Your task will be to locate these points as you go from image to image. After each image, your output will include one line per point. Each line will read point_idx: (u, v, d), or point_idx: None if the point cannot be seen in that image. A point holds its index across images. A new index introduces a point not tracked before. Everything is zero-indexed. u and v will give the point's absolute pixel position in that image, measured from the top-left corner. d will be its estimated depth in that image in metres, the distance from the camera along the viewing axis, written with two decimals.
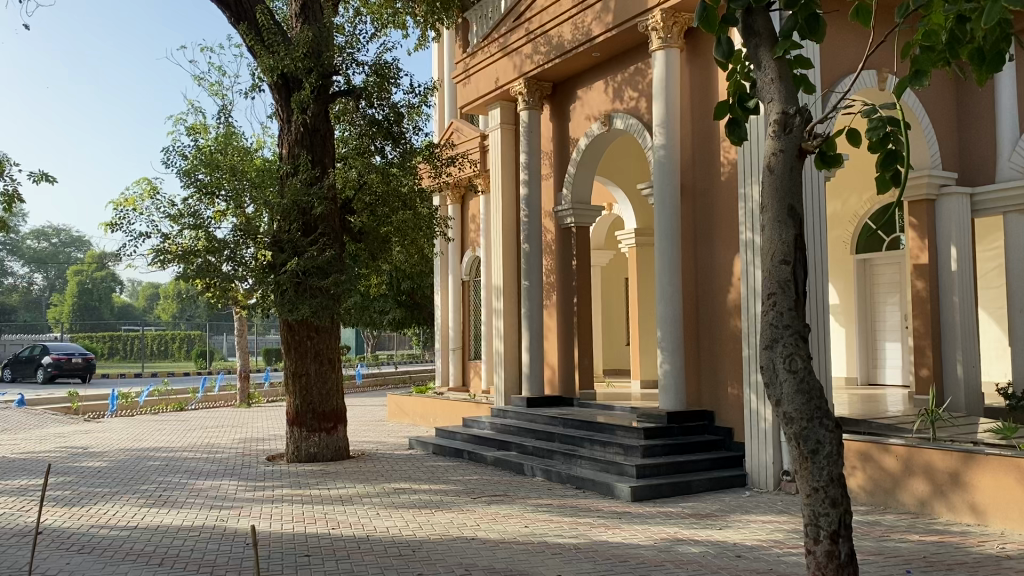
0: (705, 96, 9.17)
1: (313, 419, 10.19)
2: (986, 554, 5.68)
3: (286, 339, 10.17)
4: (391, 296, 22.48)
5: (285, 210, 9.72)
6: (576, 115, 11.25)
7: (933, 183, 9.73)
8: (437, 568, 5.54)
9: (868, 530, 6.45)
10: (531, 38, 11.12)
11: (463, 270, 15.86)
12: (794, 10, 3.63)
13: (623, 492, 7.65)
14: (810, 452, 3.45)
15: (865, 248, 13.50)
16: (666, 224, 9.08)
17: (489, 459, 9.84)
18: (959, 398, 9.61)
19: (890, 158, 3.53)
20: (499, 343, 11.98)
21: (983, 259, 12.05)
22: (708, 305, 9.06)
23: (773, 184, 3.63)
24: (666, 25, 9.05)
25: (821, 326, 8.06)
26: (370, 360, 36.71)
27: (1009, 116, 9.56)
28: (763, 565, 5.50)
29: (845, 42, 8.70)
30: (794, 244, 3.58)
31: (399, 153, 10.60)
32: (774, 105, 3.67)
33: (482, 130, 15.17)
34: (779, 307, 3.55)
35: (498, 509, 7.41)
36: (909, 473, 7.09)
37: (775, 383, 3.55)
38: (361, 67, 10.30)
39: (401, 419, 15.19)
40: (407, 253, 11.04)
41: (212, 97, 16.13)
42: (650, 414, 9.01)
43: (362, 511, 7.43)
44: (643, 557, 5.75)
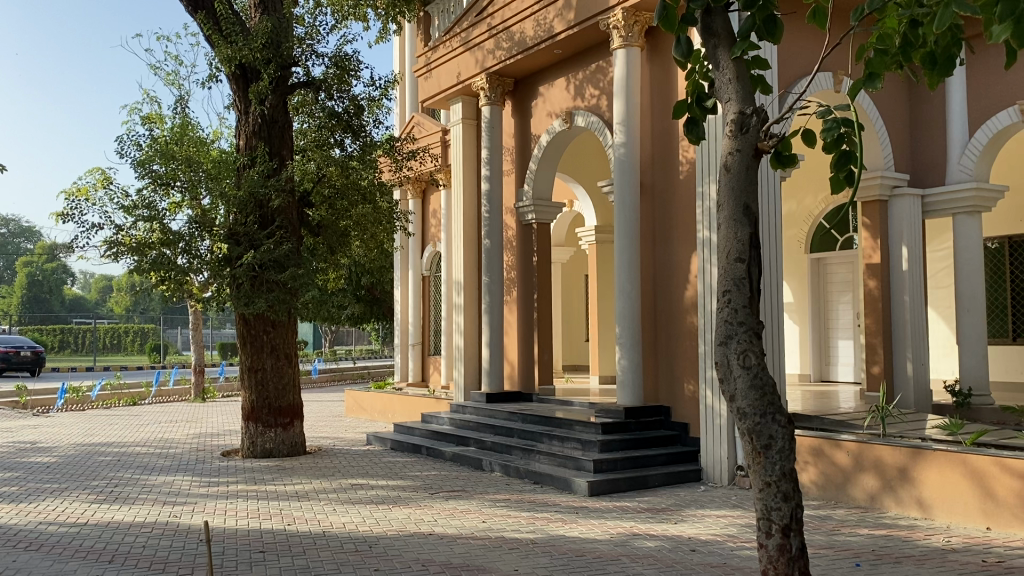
0: (665, 96, 9.24)
1: (269, 415, 10.10)
2: (933, 547, 5.81)
3: (241, 332, 10.05)
4: (350, 291, 22.36)
5: (241, 202, 9.63)
6: (537, 112, 11.26)
7: (885, 184, 9.91)
8: (393, 564, 5.51)
9: (819, 525, 6.56)
10: (493, 34, 11.11)
11: (424, 264, 15.82)
12: (752, 11, 3.64)
13: (580, 486, 7.70)
14: (763, 447, 3.50)
15: (819, 248, 13.73)
16: (627, 221, 9.14)
17: (447, 454, 9.83)
18: (908, 395, 9.82)
19: (844, 158, 3.59)
20: (458, 339, 11.95)
21: (933, 259, 12.32)
22: (667, 302, 9.13)
23: (730, 184, 3.67)
24: (628, 24, 9.11)
25: (775, 324, 8.16)
26: (328, 355, 36.43)
27: (960, 120, 9.78)
28: (717, 559, 5.56)
29: (802, 44, 8.83)
30: (749, 243, 3.62)
31: (359, 146, 10.47)
32: (731, 105, 3.72)
33: (444, 125, 15.13)
34: (734, 304, 3.60)
35: (455, 505, 7.40)
36: (860, 469, 7.22)
37: (729, 379, 3.60)
38: (321, 59, 10.19)
39: (360, 414, 15.09)
40: (366, 248, 10.96)
41: (167, 86, 15.84)
42: (608, 410, 9.07)
43: (318, 506, 7.39)
44: (599, 552, 5.78)
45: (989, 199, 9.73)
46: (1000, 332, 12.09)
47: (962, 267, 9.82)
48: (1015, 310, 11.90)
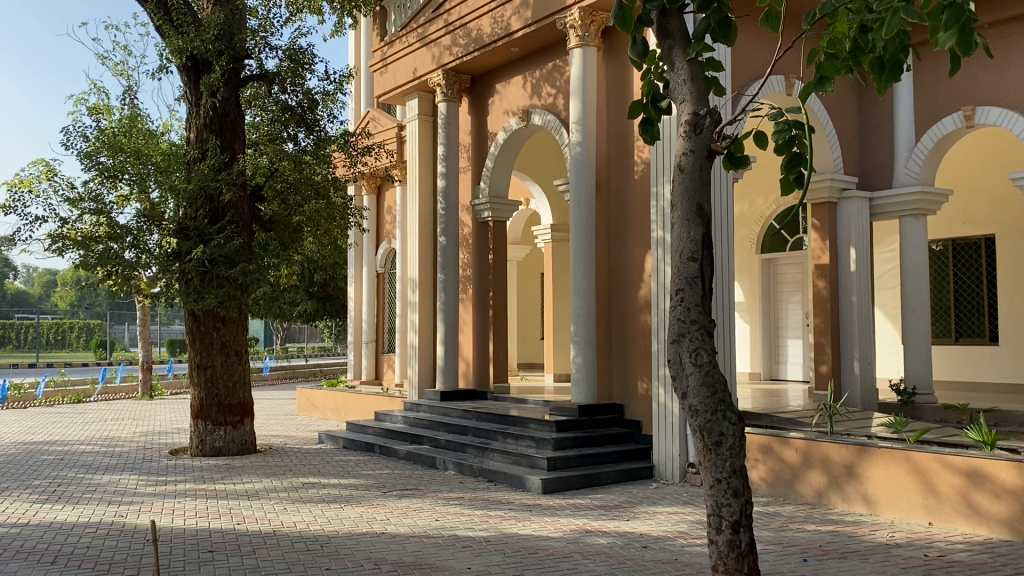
0: (621, 96, 9.30)
1: (219, 412, 9.93)
2: (877, 542, 5.94)
3: (190, 329, 9.87)
4: (303, 288, 22.16)
5: (191, 196, 9.48)
6: (494, 109, 11.24)
7: (834, 186, 10.10)
8: (345, 563, 5.46)
9: (768, 521, 6.66)
10: (450, 30, 11.07)
11: (378, 261, 15.72)
12: (707, 13, 3.66)
13: (533, 484, 7.71)
14: (714, 444, 3.54)
15: (770, 248, 13.95)
16: (582, 219, 9.17)
17: (401, 453, 9.77)
18: (855, 394, 10.02)
19: (795, 160, 3.64)
20: (413, 337, 11.87)
21: (880, 261, 12.58)
22: (621, 301, 9.18)
23: (683, 184, 3.70)
24: (584, 24, 9.14)
25: (726, 323, 8.26)
26: (279, 353, 36.08)
27: (907, 124, 9.99)
28: (668, 556, 5.61)
29: (754, 47, 8.95)
30: (702, 243, 3.66)
31: (313, 141, 10.30)
32: (685, 106, 3.75)
33: (400, 121, 15.05)
34: (686, 303, 3.64)
35: (408, 503, 7.35)
36: (808, 466, 7.34)
37: (681, 377, 3.63)
38: (274, 52, 10.05)
39: (312, 412, 14.93)
40: (319, 244, 10.84)
41: (115, 77, 15.46)
42: (562, 407, 9.10)
43: (268, 506, 7.28)
44: (552, 549, 5.79)
45: (935, 202, 9.96)
46: (943, 332, 12.39)
47: (907, 269, 10.04)
48: (957, 311, 12.21)
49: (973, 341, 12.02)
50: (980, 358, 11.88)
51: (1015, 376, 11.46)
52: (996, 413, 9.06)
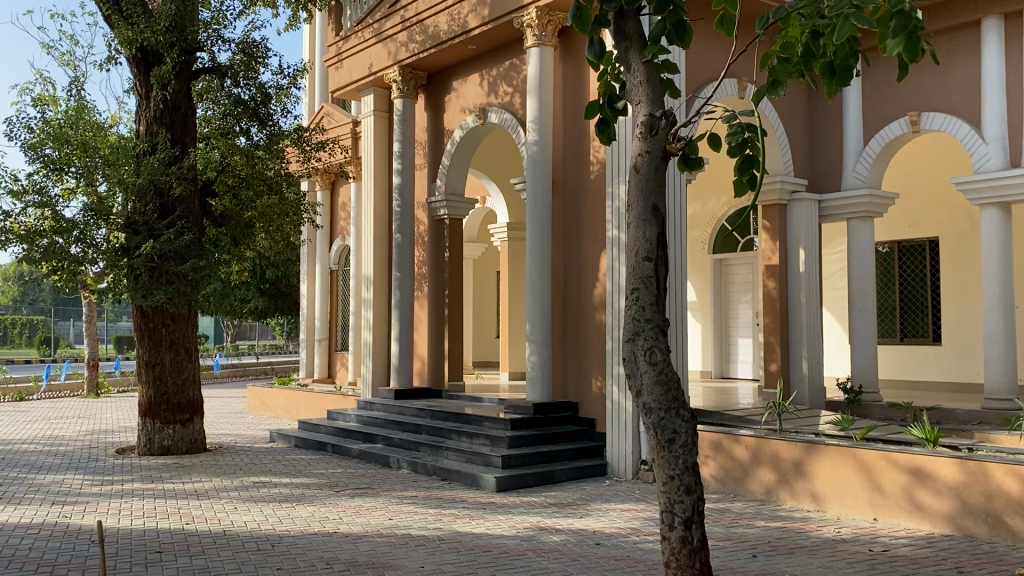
0: (577, 95, 9.35)
1: (167, 411, 9.75)
2: (824, 538, 6.06)
3: (138, 325, 9.68)
4: (254, 285, 21.91)
5: (140, 189, 9.32)
6: (450, 107, 11.22)
7: (785, 189, 10.27)
8: (296, 563, 5.40)
9: (718, 517, 6.76)
10: (406, 26, 11.02)
11: (332, 258, 15.59)
12: (663, 16, 3.68)
13: (487, 482, 7.72)
14: (667, 441, 3.58)
15: (721, 249, 14.15)
16: (538, 217, 9.20)
17: (354, 451, 9.71)
18: (803, 392, 10.21)
19: (747, 162, 3.71)
20: (367, 335, 11.79)
21: (828, 262, 12.84)
22: (577, 300, 9.23)
23: (639, 184, 3.74)
24: (541, 23, 9.16)
25: (679, 322, 8.36)
26: (230, 350, 35.64)
27: (856, 129, 10.22)
28: (620, 552, 5.66)
29: (708, 50, 9.07)
30: (657, 243, 3.70)
31: (266, 136, 10.16)
32: (641, 107, 3.78)
33: (354, 116, 14.94)
34: (641, 302, 3.67)
35: (362, 503, 7.31)
36: (757, 463, 7.47)
37: (635, 375, 3.67)
38: (227, 45, 9.91)
39: (262, 410, 14.76)
40: (272, 240, 10.69)
41: (61, 66, 15.06)
42: (516, 406, 9.12)
43: (218, 505, 7.18)
44: (506, 547, 5.81)
45: (881, 205, 10.22)
46: (889, 332, 12.68)
47: (855, 270, 10.26)
48: (902, 312, 12.51)
49: (917, 340, 12.33)
50: (924, 357, 12.19)
51: (957, 375, 11.81)
52: (938, 411, 9.31)
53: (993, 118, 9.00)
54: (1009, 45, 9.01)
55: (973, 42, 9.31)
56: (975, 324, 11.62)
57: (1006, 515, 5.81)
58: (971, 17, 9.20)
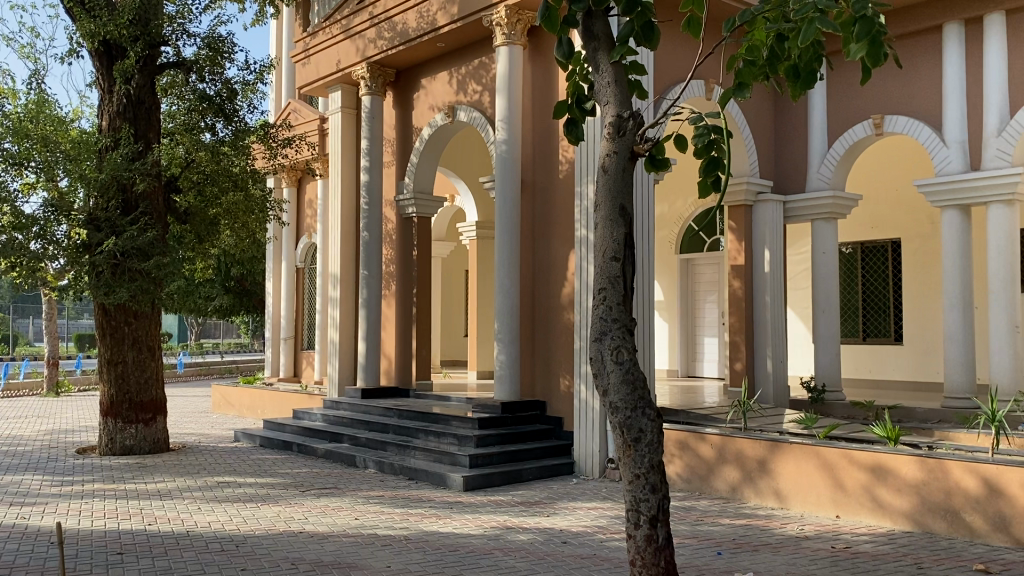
0: (546, 95, 9.36)
1: (129, 410, 9.61)
2: (787, 535, 6.14)
3: (100, 323, 9.54)
4: (219, 282, 21.68)
5: (102, 185, 9.18)
6: (419, 105, 11.18)
7: (750, 190, 10.38)
8: (261, 563, 5.35)
9: (683, 515, 6.81)
10: (374, 23, 10.96)
11: (298, 256, 15.46)
12: (630, 17, 3.70)
13: (455, 481, 7.70)
14: (633, 440, 3.60)
15: (688, 249, 14.27)
16: (507, 216, 9.20)
17: (320, 451, 9.63)
18: (768, 391, 10.31)
19: (712, 164, 3.74)
20: (334, 333, 11.70)
21: (793, 262, 13.00)
22: (545, 299, 9.25)
23: (607, 184, 3.76)
24: (510, 22, 9.17)
25: (647, 321, 8.41)
26: (193, 349, 35.23)
27: (821, 131, 10.35)
28: (587, 551, 5.68)
29: (676, 51, 9.14)
30: (623, 242, 3.72)
31: (231, 132, 10.03)
32: (609, 107, 3.80)
33: (322, 113, 14.83)
34: (608, 302, 3.69)
35: (327, 502, 7.26)
36: (723, 461, 7.54)
37: (602, 374, 3.69)
38: (192, 40, 9.78)
39: (227, 410, 14.60)
40: (237, 237, 10.57)
41: (21, 59, 14.75)
42: (484, 405, 9.10)
43: (181, 505, 7.09)
44: (473, 546, 5.80)
45: (845, 207, 10.37)
46: (852, 332, 12.87)
47: (819, 270, 10.40)
48: (865, 311, 12.70)
49: (879, 340, 12.52)
50: (886, 357, 12.38)
51: (918, 374, 12.02)
52: (900, 410, 9.46)
53: (954, 122, 9.17)
54: (969, 50, 9.19)
55: (934, 47, 9.48)
56: (936, 324, 11.84)
57: (965, 511, 5.93)
58: (933, 22, 9.36)
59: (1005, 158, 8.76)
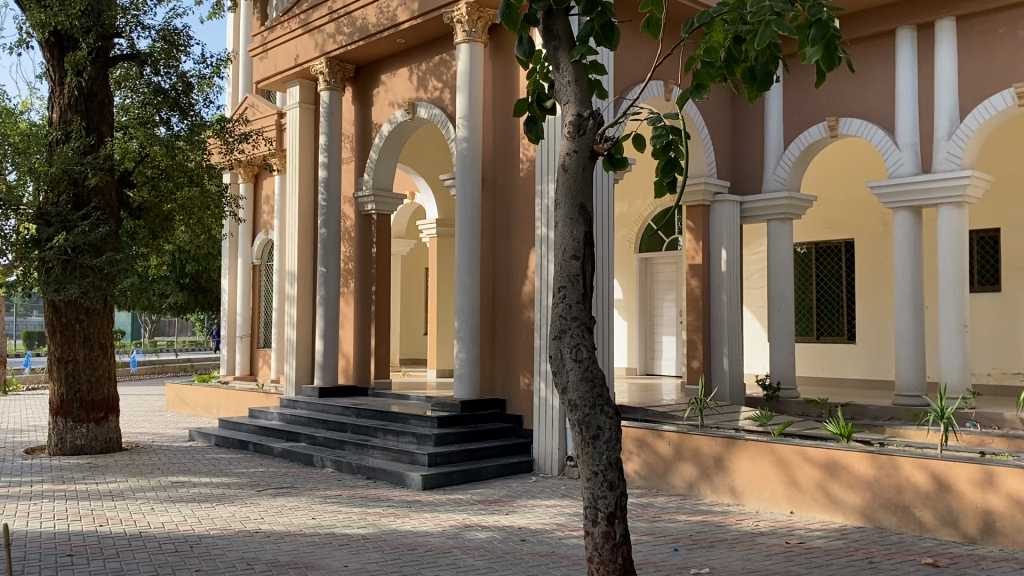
0: (507, 92, 9.37)
1: (81, 409, 9.41)
2: (743, 531, 6.22)
3: (50, 320, 9.32)
4: (174, 279, 21.34)
5: (53, 179, 8.99)
6: (378, 101, 11.11)
7: (708, 190, 10.50)
8: (215, 563, 5.29)
9: (641, 512, 6.87)
10: (334, 18, 10.87)
11: (255, 253, 15.28)
12: (591, 17, 3.71)
13: (413, 480, 7.68)
14: (592, 438, 3.62)
15: (647, 248, 14.38)
16: (467, 214, 9.19)
17: (276, 450, 9.52)
18: (724, 389, 10.44)
19: (669, 165, 3.76)
20: (291, 332, 11.57)
21: (749, 262, 13.18)
22: (505, 297, 9.25)
23: (567, 183, 3.77)
24: (471, 19, 9.14)
25: (606, 319, 8.46)
26: (148, 346, 34.65)
27: (777, 133, 10.50)
28: (545, 548, 5.70)
29: (635, 52, 9.21)
30: (583, 241, 3.74)
31: (187, 126, 9.87)
32: (569, 107, 3.81)
33: (280, 108, 14.67)
34: (568, 300, 3.70)
35: (284, 502, 7.19)
36: (680, 458, 7.62)
37: (561, 372, 3.69)
38: (147, 32, 9.60)
39: (181, 408, 14.37)
40: (192, 233, 10.37)
41: None
42: (443, 404, 9.08)
43: (134, 505, 6.98)
44: (431, 545, 5.78)
45: (800, 207, 10.53)
46: (806, 330, 13.08)
47: (775, 269, 10.55)
48: (819, 311, 12.92)
49: (832, 339, 12.75)
50: (839, 355, 12.62)
51: (870, 372, 12.26)
52: (852, 407, 9.64)
53: (906, 125, 9.37)
54: (921, 55, 9.39)
55: (887, 51, 9.67)
56: (888, 324, 12.10)
57: (915, 506, 6.06)
58: (886, 27, 9.55)
59: (955, 161, 8.97)
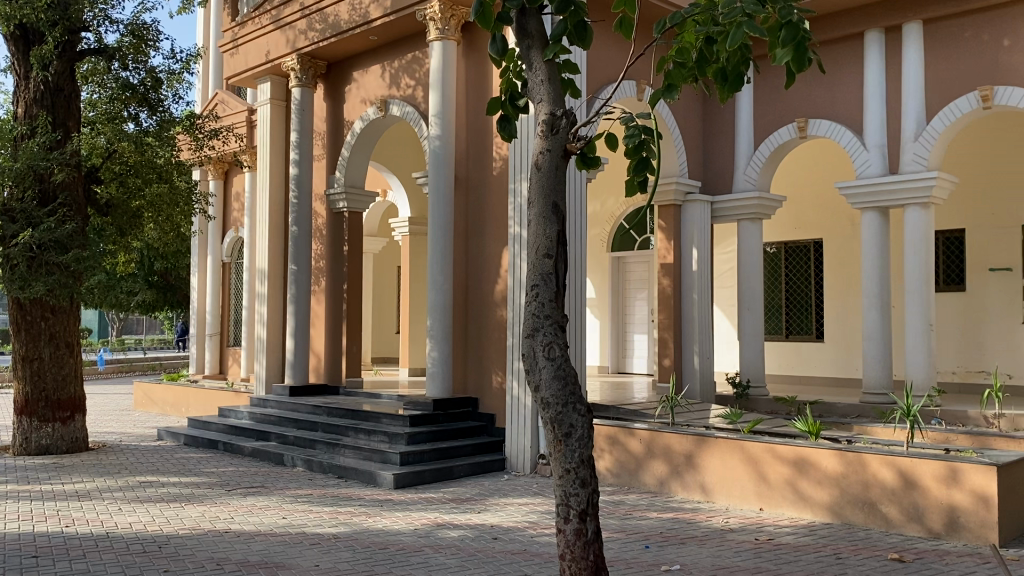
0: (480, 90, 9.36)
1: (46, 408, 9.26)
2: (713, 528, 6.28)
3: (15, 318, 9.16)
4: (142, 277, 21.09)
5: (18, 174, 8.83)
6: (350, 98, 11.05)
7: (679, 190, 10.57)
8: (184, 564, 5.24)
9: (613, 510, 6.90)
10: (305, 14, 10.79)
11: (224, 250, 15.14)
12: (564, 15, 3.72)
13: (385, 479, 7.65)
14: (564, 435, 3.63)
15: (619, 247, 14.45)
16: (440, 212, 9.18)
17: (246, 450, 9.44)
18: (695, 387, 10.52)
19: (641, 165, 3.78)
20: (261, 330, 11.48)
21: (720, 261, 13.28)
22: (478, 295, 9.26)
23: (540, 182, 3.78)
24: (444, 17, 9.11)
25: (578, 317, 8.50)
26: (115, 345, 34.22)
27: (747, 133, 10.60)
28: (517, 547, 5.71)
29: (608, 51, 9.25)
30: (556, 239, 3.75)
31: (156, 122, 9.77)
32: (542, 106, 3.82)
33: (251, 104, 14.54)
34: (541, 298, 3.71)
35: (254, 501, 7.13)
36: (651, 456, 7.66)
37: (534, 370, 3.70)
38: (115, 26, 9.47)
39: (150, 407, 14.20)
40: (161, 230, 10.22)
41: None
42: (415, 402, 9.06)
43: (101, 506, 6.89)
44: (403, 544, 5.77)
45: (770, 207, 10.64)
46: (775, 329, 13.22)
47: (745, 268, 10.64)
48: (788, 309, 13.06)
49: (801, 337, 12.89)
50: (807, 354, 12.76)
51: (838, 370, 12.42)
52: (820, 405, 9.76)
53: (874, 127, 9.50)
54: (889, 57, 9.52)
55: (856, 54, 9.79)
56: (855, 323, 12.26)
57: (882, 502, 6.15)
58: (855, 29, 9.67)
59: (922, 163, 9.10)
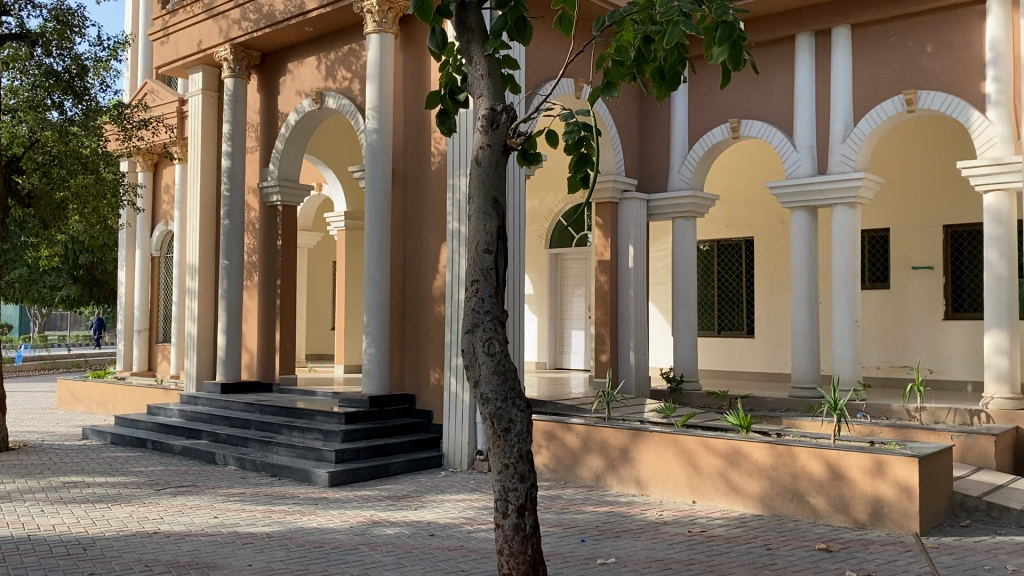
0: (418, 85, 9.30)
1: None
2: (647, 521, 6.37)
3: None
4: (66, 271, 20.41)
5: None
6: (285, 89, 10.85)
7: (616, 188, 10.67)
8: (111, 566, 5.09)
9: (550, 504, 6.93)
10: (239, 3, 10.57)
11: (153, 244, 14.75)
12: (504, 10, 3.71)
13: (320, 477, 7.56)
14: (503, 431, 3.64)
15: (557, 244, 14.53)
16: (377, 206, 9.09)
17: (176, 449, 9.22)
18: (630, 382, 10.64)
19: (581, 161, 3.80)
20: (192, 326, 11.20)
21: (655, 258, 13.45)
22: (415, 291, 9.20)
23: (480, 176, 3.77)
24: (381, 10, 9.03)
25: (517, 313, 8.51)
26: (36, 342, 33.05)
27: (682, 132, 10.75)
28: (454, 543, 5.70)
29: (547, 48, 9.28)
30: (496, 235, 3.75)
31: (82, 111, 9.38)
32: (482, 101, 3.81)
33: (182, 95, 14.18)
34: (481, 294, 3.70)
35: (185, 501, 6.97)
36: (587, 450, 7.73)
37: (473, 366, 3.70)
38: (37, 11, 9.13)
39: (74, 406, 13.75)
40: (87, 223, 9.91)
41: None
42: (351, 399, 8.95)
43: (22, 508, 6.63)
44: (338, 542, 5.70)
45: (703, 206, 10.82)
46: (708, 325, 13.48)
47: (679, 265, 10.82)
48: (720, 306, 13.31)
49: (732, 333, 13.16)
50: (738, 350, 13.03)
51: (768, 365, 12.71)
52: (752, 400, 9.97)
53: (805, 127, 9.73)
54: (818, 60, 9.77)
55: (787, 56, 10.03)
56: (785, 320, 12.56)
57: (810, 494, 6.32)
58: (787, 31, 9.89)
59: (849, 163, 9.37)
